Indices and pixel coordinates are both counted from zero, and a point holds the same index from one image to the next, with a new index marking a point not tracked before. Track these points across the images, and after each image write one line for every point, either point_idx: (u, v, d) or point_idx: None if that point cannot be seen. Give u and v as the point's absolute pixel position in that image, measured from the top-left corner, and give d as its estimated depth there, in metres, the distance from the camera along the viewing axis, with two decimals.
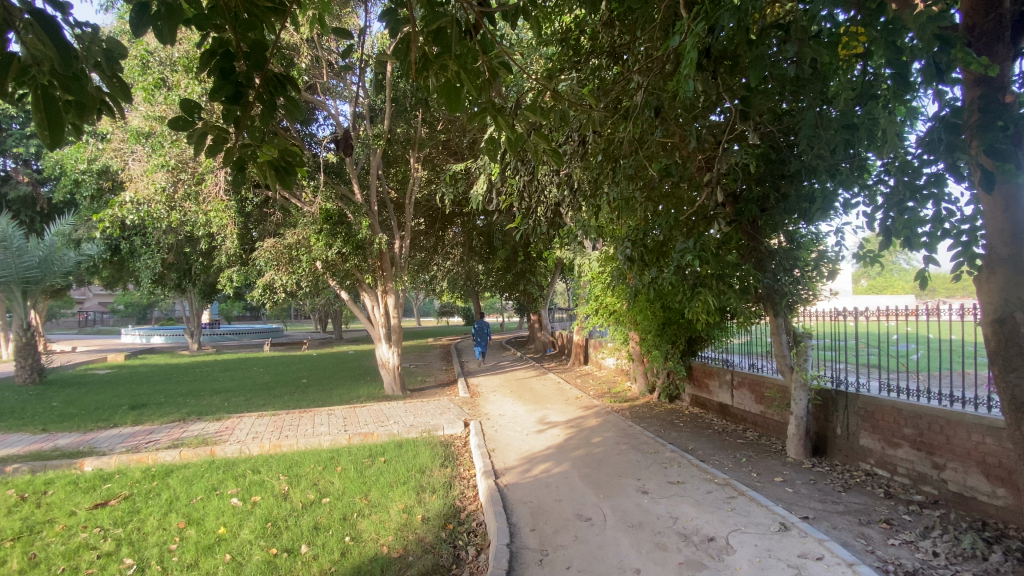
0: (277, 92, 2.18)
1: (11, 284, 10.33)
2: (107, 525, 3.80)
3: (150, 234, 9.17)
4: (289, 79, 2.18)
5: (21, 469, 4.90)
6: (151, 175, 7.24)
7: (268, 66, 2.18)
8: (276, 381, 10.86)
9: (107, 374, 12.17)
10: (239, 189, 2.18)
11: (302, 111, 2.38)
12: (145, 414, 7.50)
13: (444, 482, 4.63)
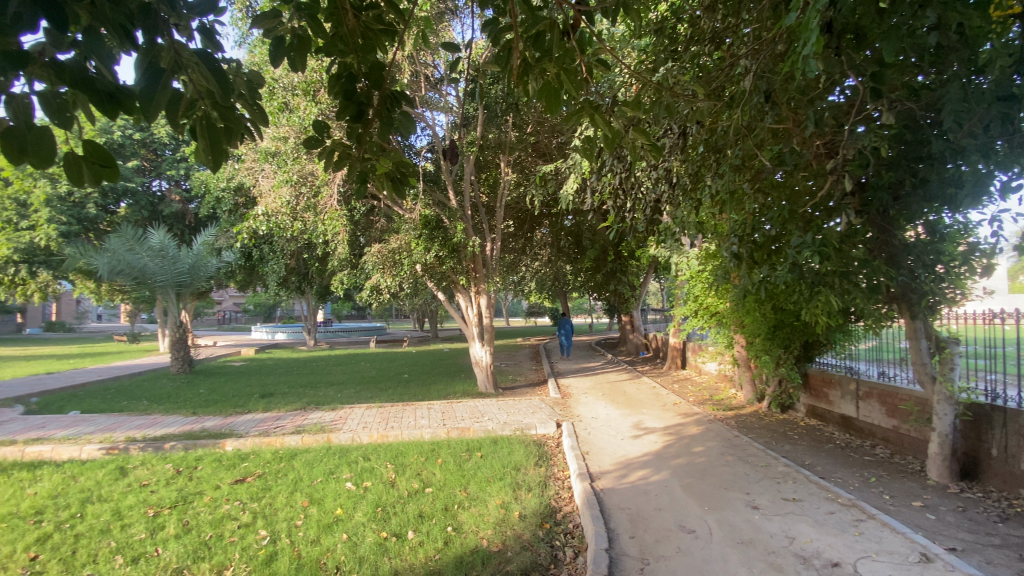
0: (394, 107, 2.37)
1: (169, 287, 12.19)
2: (246, 500, 4.32)
3: (275, 243, 10.30)
4: (404, 94, 2.38)
5: (178, 446, 5.70)
6: (278, 190, 8.14)
7: (386, 84, 2.35)
8: (381, 376, 11.67)
9: (242, 366, 13.88)
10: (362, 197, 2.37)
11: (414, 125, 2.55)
12: (273, 402, 8.44)
13: (538, 481, 4.65)
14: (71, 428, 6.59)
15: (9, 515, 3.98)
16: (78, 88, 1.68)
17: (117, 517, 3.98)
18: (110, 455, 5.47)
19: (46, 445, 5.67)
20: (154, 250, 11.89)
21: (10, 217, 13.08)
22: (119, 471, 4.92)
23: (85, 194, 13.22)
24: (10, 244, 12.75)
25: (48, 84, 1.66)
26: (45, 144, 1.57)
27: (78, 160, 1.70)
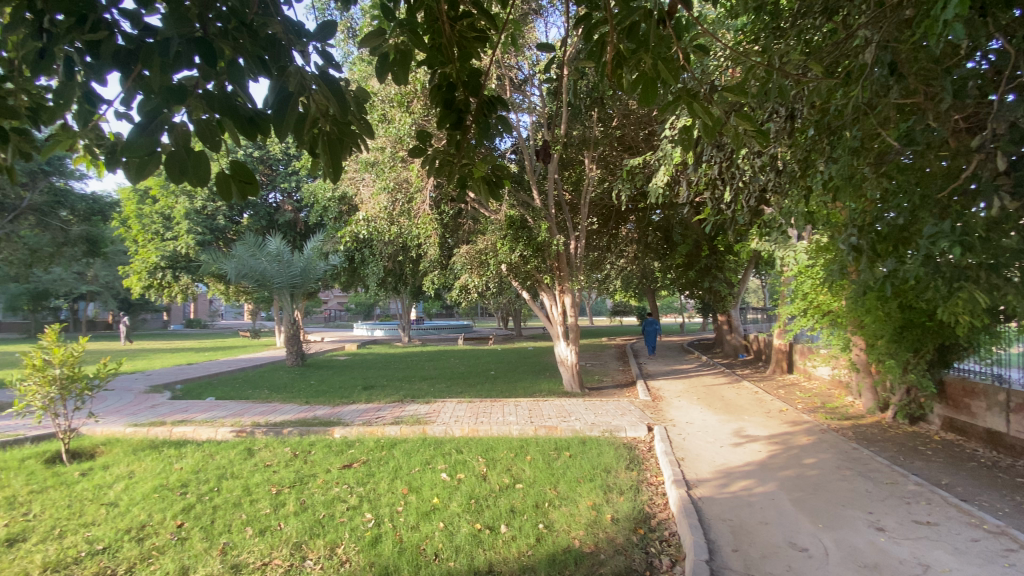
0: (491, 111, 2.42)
1: (285, 288, 13.35)
2: (352, 484, 4.67)
3: (374, 246, 11.04)
4: (499, 98, 2.42)
5: (294, 432, 6.30)
6: (377, 197, 8.73)
7: (482, 90, 2.41)
8: (470, 372, 12.07)
9: (346, 360, 15.07)
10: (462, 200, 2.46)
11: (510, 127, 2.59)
12: (373, 394, 9.07)
13: (630, 485, 4.53)
14: (208, 413, 7.54)
15: (164, 484, 4.62)
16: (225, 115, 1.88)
17: (247, 493, 4.46)
18: (239, 437, 6.18)
19: (190, 427, 6.52)
20: (272, 255, 13.06)
21: (160, 230, 15.25)
22: (246, 452, 5.55)
23: (216, 208, 15.04)
24: (160, 252, 14.85)
25: (199, 111, 1.84)
26: (202, 165, 1.77)
27: (226, 178, 1.92)
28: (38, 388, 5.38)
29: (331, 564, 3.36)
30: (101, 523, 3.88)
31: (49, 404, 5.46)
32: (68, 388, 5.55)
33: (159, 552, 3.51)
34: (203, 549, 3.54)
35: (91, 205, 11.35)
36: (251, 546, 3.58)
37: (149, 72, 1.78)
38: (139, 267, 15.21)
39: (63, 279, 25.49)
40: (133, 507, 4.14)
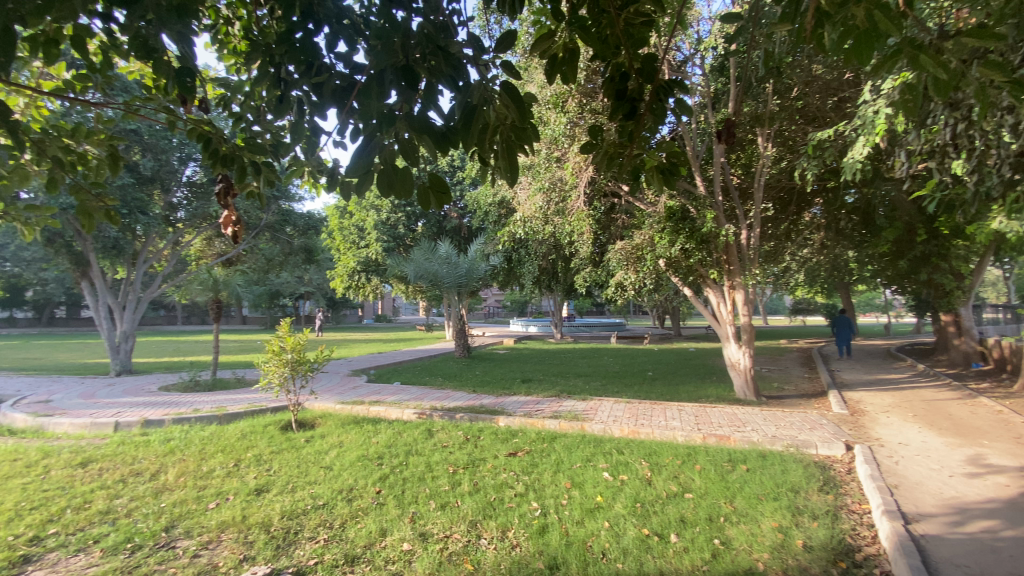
0: (669, 96, 2.33)
1: (453, 286, 14.51)
2: (519, 472, 4.90)
3: (530, 246, 11.42)
4: (678, 81, 2.31)
5: (465, 418, 6.85)
6: (534, 197, 9.02)
7: (657, 76, 2.34)
8: (626, 372, 11.77)
9: (506, 354, 15.93)
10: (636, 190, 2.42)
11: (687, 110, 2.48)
12: (532, 387, 9.42)
13: (826, 510, 3.93)
14: (395, 396, 8.64)
15: (365, 455, 5.42)
16: (420, 132, 2.00)
17: (428, 470, 4.98)
18: (420, 419, 6.95)
19: (381, 407, 7.55)
20: (442, 258, 14.31)
21: (355, 239, 17.91)
22: (426, 433, 6.21)
23: (397, 218, 17.14)
24: (355, 258, 17.47)
25: (401, 132, 1.98)
26: (407, 179, 1.99)
27: (426, 189, 2.13)
28: (276, 368, 6.73)
29: (504, 546, 3.55)
30: (320, 483, 4.69)
31: (283, 382, 6.78)
32: (296, 369, 6.83)
33: (363, 513, 4.07)
34: (396, 515, 4.00)
35: (307, 221, 13.84)
36: (435, 518, 3.95)
37: (368, 101, 2.01)
38: (341, 271, 18.11)
39: (288, 283, 31.65)
40: (343, 472, 4.93)
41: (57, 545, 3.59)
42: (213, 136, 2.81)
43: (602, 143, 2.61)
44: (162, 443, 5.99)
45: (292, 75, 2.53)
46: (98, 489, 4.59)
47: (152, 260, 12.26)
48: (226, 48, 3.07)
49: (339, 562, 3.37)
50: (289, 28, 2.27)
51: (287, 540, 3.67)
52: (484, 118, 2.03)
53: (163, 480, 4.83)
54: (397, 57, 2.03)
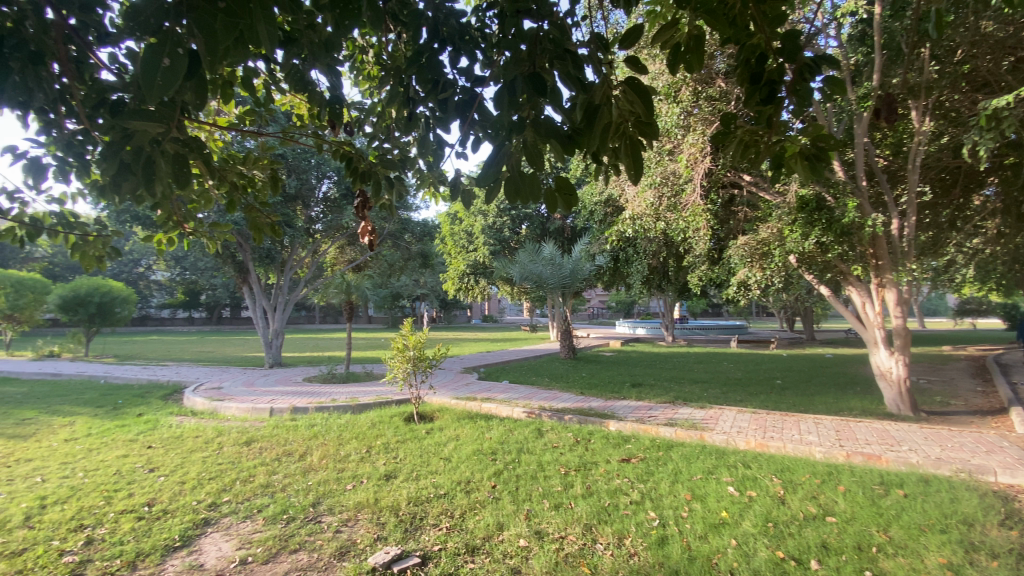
0: (816, 73, 2.15)
1: (558, 288, 14.51)
2: (634, 479, 4.75)
3: (640, 244, 11.04)
4: (827, 55, 2.12)
5: (575, 419, 6.82)
6: (644, 193, 8.71)
7: (800, 53, 2.16)
8: (749, 379, 10.85)
9: (613, 356, 15.57)
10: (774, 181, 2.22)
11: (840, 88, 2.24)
12: (644, 392, 9.09)
13: (1012, 548, 3.28)
14: (506, 394, 8.89)
15: (480, 450, 5.64)
16: (544, 137, 1.92)
17: (541, 469, 5.03)
18: (530, 418, 7.07)
19: (493, 405, 7.80)
20: (547, 259, 14.45)
21: (464, 243, 18.71)
22: (537, 432, 6.29)
23: (503, 221, 17.62)
24: (465, 261, 18.27)
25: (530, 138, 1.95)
26: (533, 186, 1.94)
27: (553, 193, 2.02)
28: (400, 364, 7.28)
29: (621, 553, 3.46)
30: (441, 473, 4.97)
31: (406, 376, 7.32)
32: (417, 365, 7.33)
33: (481, 505, 4.23)
34: (512, 511, 4.10)
35: (422, 228, 14.81)
36: (549, 518, 3.97)
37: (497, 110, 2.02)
38: (452, 274, 19.05)
39: (406, 285, 34.11)
40: (461, 464, 5.18)
41: (231, 511, 4.21)
42: (352, 156, 3.10)
43: (734, 133, 2.45)
44: (307, 428, 6.78)
45: (419, 93, 2.71)
46: (259, 466, 5.31)
47: (295, 267, 13.94)
48: (362, 74, 3.37)
49: (461, 551, 3.52)
50: (417, 50, 2.42)
51: (414, 525, 3.93)
52: (606, 116, 1.81)
53: (308, 461, 5.45)
54: (522, 66, 1.98)
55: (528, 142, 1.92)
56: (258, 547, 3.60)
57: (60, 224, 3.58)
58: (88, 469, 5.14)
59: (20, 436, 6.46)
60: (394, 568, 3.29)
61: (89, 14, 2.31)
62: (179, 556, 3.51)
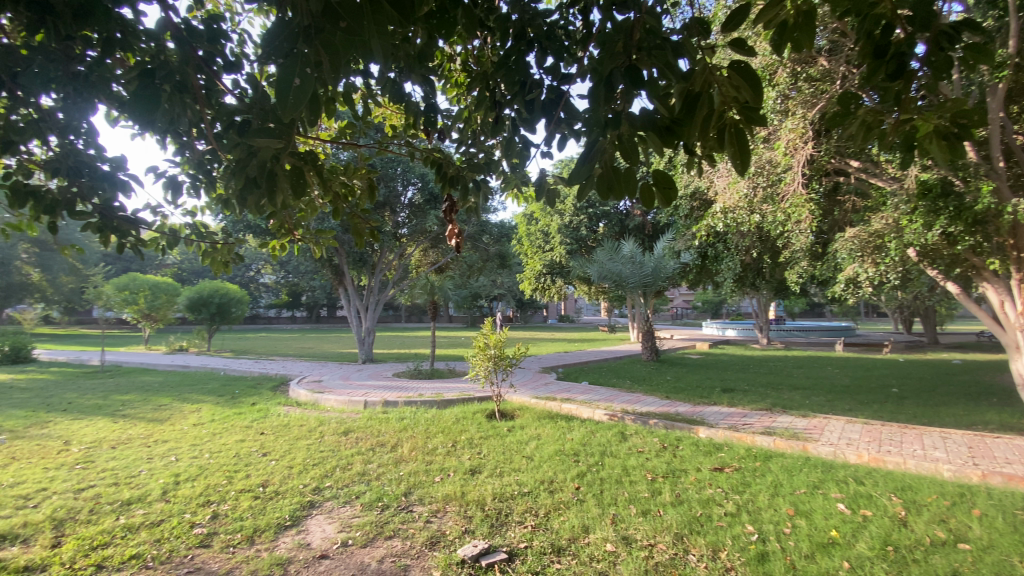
0: (955, 43, 2.01)
1: (639, 287, 13.98)
2: (728, 489, 4.48)
3: (730, 240, 10.40)
4: (967, 22, 1.97)
5: (660, 424, 6.57)
6: (736, 185, 8.20)
7: (934, 21, 1.99)
8: (858, 386, 9.83)
9: (700, 359, 14.83)
10: (904, 163, 2.06)
11: (984, 56, 2.09)
12: (736, 397, 8.56)
13: None
14: (587, 395, 8.77)
15: (563, 450, 5.61)
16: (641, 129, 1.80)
17: (626, 473, 4.91)
18: (613, 421, 6.92)
19: (574, 405, 7.74)
20: (627, 257, 14.12)
21: (541, 243, 18.63)
22: (621, 436, 6.14)
23: (581, 220, 17.51)
24: (541, 261, 18.31)
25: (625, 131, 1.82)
26: (628, 180, 1.80)
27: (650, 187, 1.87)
28: (482, 362, 7.44)
29: (716, 567, 3.28)
30: (525, 471, 5.01)
31: (488, 374, 7.48)
32: (498, 364, 7.46)
33: (565, 506, 4.20)
34: (598, 514, 4.02)
35: (500, 229, 15.14)
36: (637, 524, 3.86)
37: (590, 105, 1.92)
38: (529, 274, 19.02)
39: (485, 285, 34.95)
40: (544, 464, 5.18)
41: (332, 496, 4.53)
42: (442, 162, 3.21)
43: (858, 113, 2.36)
44: (398, 421, 7.15)
45: (505, 96, 2.75)
46: (356, 455, 5.68)
47: (384, 270, 14.75)
48: (449, 82, 3.47)
49: (547, 551, 3.52)
50: (504, 54, 2.45)
51: (500, 521, 3.99)
52: (709, 103, 1.69)
53: (399, 452, 5.74)
54: (618, 59, 1.87)
55: (623, 136, 1.78)
56: (357, 532, 3.84)
57: (193, 237, 4.11)
58: (213, 451, 5.79)
59: (160, 420, 7.43)
60: (482, 563, 3.36)
61: (215, 45, 2.55)
62: (289, 534, 3.83)
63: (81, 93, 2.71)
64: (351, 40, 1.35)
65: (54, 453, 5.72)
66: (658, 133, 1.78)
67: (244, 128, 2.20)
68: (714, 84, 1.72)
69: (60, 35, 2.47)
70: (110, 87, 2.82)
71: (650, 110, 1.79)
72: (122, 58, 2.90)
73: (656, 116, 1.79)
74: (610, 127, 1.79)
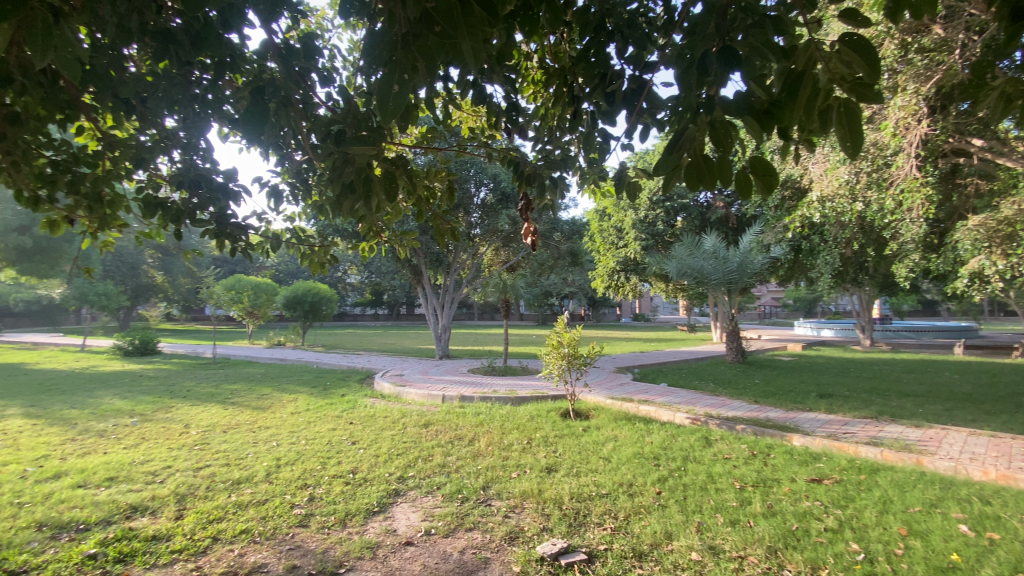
0: None
1: (722, 284, 13.19)
2: (828, 503, 4.12)
3: (827, 232, 9.58)
4: None
5: (748, 430, 6.18)
6: (834, 171, 7.58)
7: None
8: (985, 394, 8.64)
9: (791, 361, 13.77)
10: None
11: None
12: (834, 403, 7.86)
13: None
14: (666, 397, 8.44)
15: (641, 453, 5.45)
16: (736, 113, 1.68)
17: (711, 480, 4.67)
18: (695, 425, 6.62)
19: (652, 407, 7.48)
20: (709, 252, 13.20)
21: (614, 240, 18.02)
22: (704, 440, 5.85)
23: (657, 214, 16.96)
24: (615, 258, 17.45)
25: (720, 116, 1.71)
26: (720, 168, 1.64)
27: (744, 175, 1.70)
28: (556, 360, 7.42)
29: None
30: (603, 472, 4.92)
31: (562, 373, 7.43)
32: (572, 363, 7.38)
33: (646, 511, 4.07)
34: (681, 521, 3.86)
35: (571, 226, 15.03)
36: (725, 534, 3.66)
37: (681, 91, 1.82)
38: (601, 271, 18.31)
39: (557, 284, 34.80)
40: (623, 466, 5.06)
41: (415, 485, 4.73)
42: (519, 160, 3.20)
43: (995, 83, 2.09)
44: (474, 416, 7.32)
45: (583, 90, 2.71)
46: (436, 447, 5.88)
47: (458, 269, 15.15)
48: (525, 80, 3.49)
49: (628, 555, 3.43)
50: (583, 47, 2.41)
51: (578, 521, 3.95)
52: (816, 80, 1.57)
53: (477, 447, 5.86)
54: (711, 41, 1.76)
55: (717, 121, 1.67)
56: (439, 522, 3.98)
57: (291, 240, 4.45)
58: (309, 438, 6.26)
59: (263, 408, 8.16)
60: (561, 562, 3.34)
61: (311, 60, 2.72)
62: (377, 520, 4.05)
63: (200, 113, 3.00)
64: (444, 43, 1.35)
65: (177, 434, 6.47)
66: (755, 116, 1.66)
67: (340, 137, 2.34)
68: (817, 60, 1.58)
69: (182, 61, 2.74)
70: (222, 106, 3.10)
71: (745, 92, 1.67)
72: (231, 79, 3.17)
73: (752, 99, 1.67)
74: (702, 113, 1.67)
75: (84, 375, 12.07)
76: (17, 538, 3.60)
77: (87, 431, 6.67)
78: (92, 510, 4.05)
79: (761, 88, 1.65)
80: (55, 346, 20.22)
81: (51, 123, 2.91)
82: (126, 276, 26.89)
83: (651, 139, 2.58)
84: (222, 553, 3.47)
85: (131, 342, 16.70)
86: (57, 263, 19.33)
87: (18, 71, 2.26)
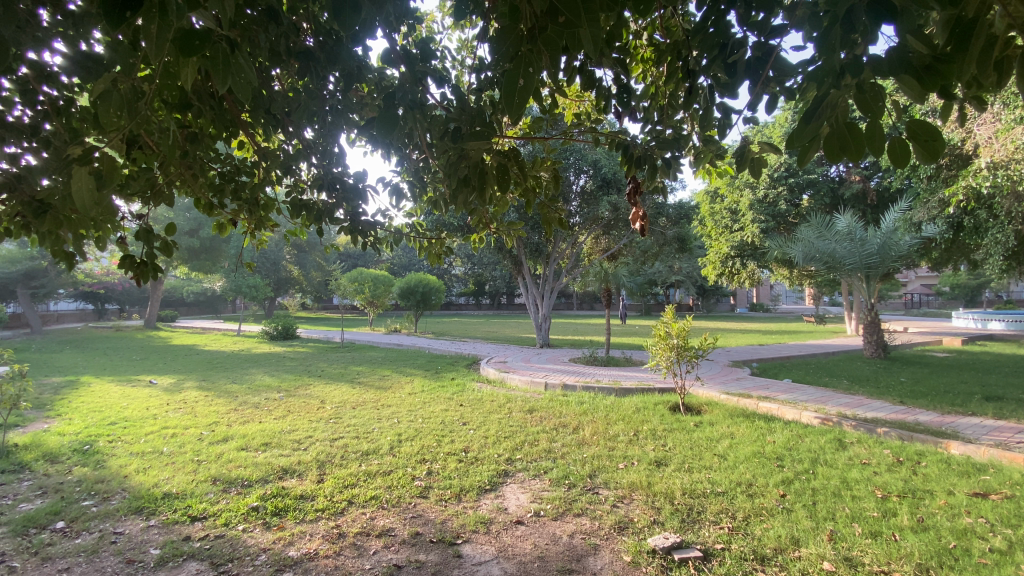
0: None
1: (858, 268, 11.76)
2: (995, 521, 3.53)
3: (1000, 205, 8.11)
4: None
5: (892, 434, 5.46)
6: (1010, 132, 6.72)
7: None
8: None
9: (946, 358, 11.83)
10: None
11: None
12: (1008, 408, 6.61)
13: None
14: (789, 395, 7.71)
15: (762, 452, 5.09)
16: (894, 74, 1.47)
17: (846, 487, 4.20)
18: (826, 425, 6.00)
19: (774, 404, 6.90)
20: (842, 234, 11.70)
21: (729, 223, 16.43)
22: (837, 443, 5.28)
23: (778, 192, 14.96)
24: (729, 243, 15.98)
25: (871, 77, 1.51)
26: (869, 135, 1.47)
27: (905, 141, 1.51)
28: (663, 351, 7.11)
29: None
30: (718, 469, 4.67)
31: (670, 365, 7.10)
32: (681, 355, 7.02)
33: (769, 514, 3.80)
34: (810, 527, 3.55)
35: (677, 210, 14.38)
36: (864, 545, 3.29)
37: (827, 52, 1.61)
38: (713, 257, 17.15)
39: (662, 272, 33.26)
40: (740, 464, 4.76)
41: (523, 468, 4.89)
42: (627, 143, 3.04)
43: None
44: (578, 404, 7.36)
45: (700, 62, 2.59)
46: (541, 433, 5.99)
47: (559, 258, 15.15)
48: (635, 59, 3.41)
49: (749, 557, 3.24)
50: (701, 18, 2.28)
51: (691, 517, 3.80)
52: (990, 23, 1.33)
53: (582, 435, 5.88)
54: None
55: (865, 84, 1.53)
56: (548, 504, 4.08)
57: (411, 235, 4.79)
58: (425, 417, 6.73)
59: (384, 388, 8.95)
60: (675, 556, 3.25)
61: (427, 61, 2.87)
62: (489, 497, 4.25)
63: (333, 122, 3.31)
64: (564, 32, 1.33)
65: (315, 408, 7.34)
66: (913, 75, 1.45)
67: (456, 134, 2.47)
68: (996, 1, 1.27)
69: (319, 76, 3.05)
70: (350, 114, 3.40)
71: (899, 46, 1.46)
72: (358, 88, 3.44)
73: (911, 54, 1.45)
74: (847, 75, 1.53)
75: (241, 355, 14.16)
76: (200, 488, 4.36)
77: (245, 403, 7.82)
78: (253, 469, 4.76)
79: (920, 41, 1.42)
80: (220, 330, 23.95)
81: (220, 140, 3.41)
82: (270, 271, 31.00)
83: (777, 109, 2.39)
84: (356, 515, 3.89)
85: (275, 328, 19.18)
86: (218, 260, 22.95)
87: (196, 97, 2.70)
